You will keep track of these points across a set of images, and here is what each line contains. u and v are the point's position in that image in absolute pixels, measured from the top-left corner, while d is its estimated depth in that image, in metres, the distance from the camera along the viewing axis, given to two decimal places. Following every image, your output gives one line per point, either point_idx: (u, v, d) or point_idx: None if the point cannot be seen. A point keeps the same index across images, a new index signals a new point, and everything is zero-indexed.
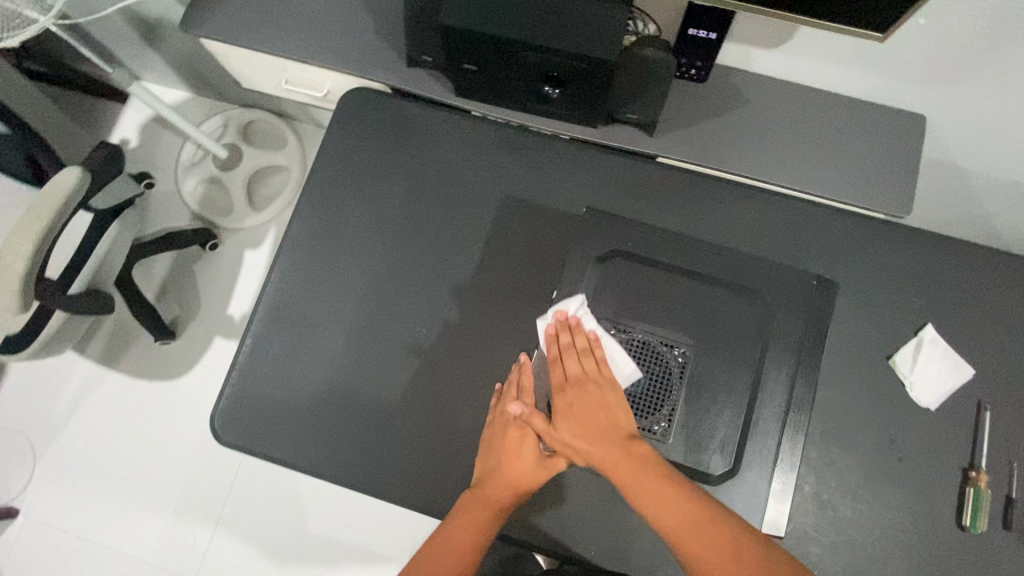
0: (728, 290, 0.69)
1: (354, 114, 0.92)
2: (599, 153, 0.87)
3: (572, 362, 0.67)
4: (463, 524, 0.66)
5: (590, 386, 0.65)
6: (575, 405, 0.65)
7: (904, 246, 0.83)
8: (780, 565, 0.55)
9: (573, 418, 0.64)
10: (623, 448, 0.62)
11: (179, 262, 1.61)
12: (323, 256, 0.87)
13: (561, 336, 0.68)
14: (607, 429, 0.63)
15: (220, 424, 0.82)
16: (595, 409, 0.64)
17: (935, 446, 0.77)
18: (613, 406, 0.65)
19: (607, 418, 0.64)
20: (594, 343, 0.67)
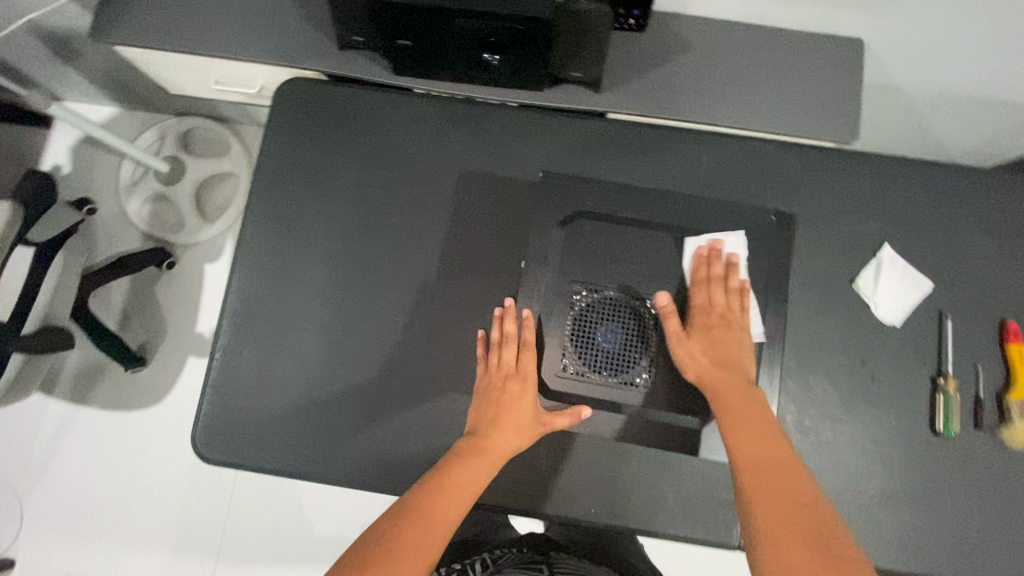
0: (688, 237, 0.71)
1: (284, 110, 0.89)
2: (548, 115, 0.86)
3: (720, 293, 0.68)
4: (468, 472, 0.64)
5: (730, 322, 0.67)
6: (712, 330, 0.67)
7: (855, 174, 0.84)
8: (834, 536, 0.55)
9: (706, 339, 0.67)
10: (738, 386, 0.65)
11: (138, 286, 1.55)
12: (281, 259, 0.85)
13: (715, 264, 0.68)
14: (729, 361, 0.66)
15: (203, 443, 0.80)
16: (731, 344, 0.67)
17: (901, 359, 0.80)
18: (739, 347, 0.67)
19: (735, 355, 0.67)
20: (743, 289, 0.69)
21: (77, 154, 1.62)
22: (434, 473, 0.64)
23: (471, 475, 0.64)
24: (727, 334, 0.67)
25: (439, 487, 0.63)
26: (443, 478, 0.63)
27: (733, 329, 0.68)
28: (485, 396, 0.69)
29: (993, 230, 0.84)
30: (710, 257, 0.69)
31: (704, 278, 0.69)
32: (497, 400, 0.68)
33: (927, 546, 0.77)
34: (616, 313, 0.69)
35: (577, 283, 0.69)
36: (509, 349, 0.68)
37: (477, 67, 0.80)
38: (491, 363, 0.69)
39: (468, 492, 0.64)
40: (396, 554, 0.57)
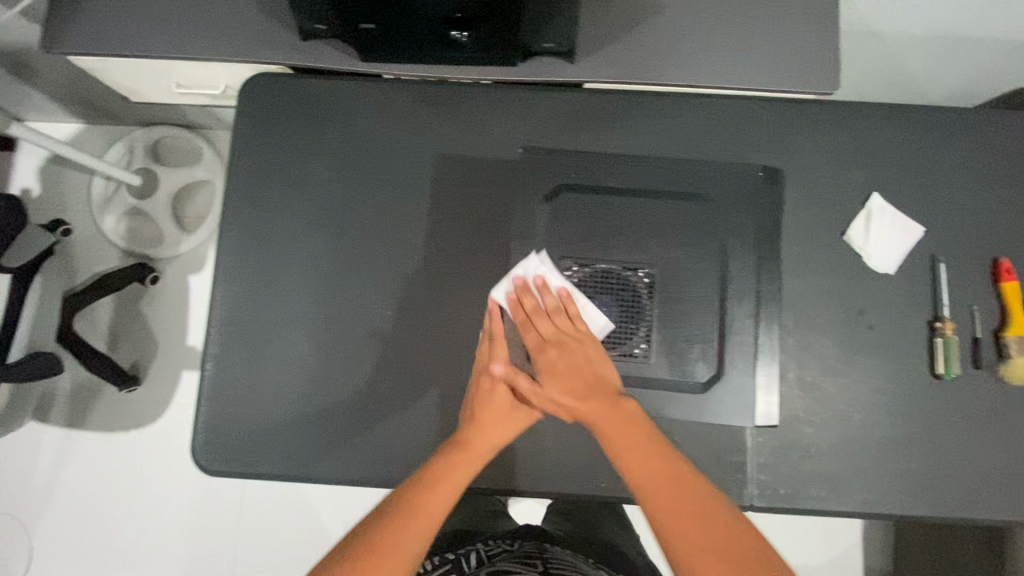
0: (675, 200, 0.66)
1: (251, 108, 0.86)
2: (524, 91, 0.83)
3: (547, 324, 0.62)
4: (446, 477, 0.59)
5: (569, 345, 0.62)
6: (556, 363, 0.62)
7: (839, 124, 0.83)
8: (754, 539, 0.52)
9: (556, 376, 0.61)
10: (607, 408, 0.59)
11: (123, 304, 1.52)
12: (263, 263, 0.83)
13: (525, 299, 0.63)
14: (586, 387, 0.61)
15: (203, 455, 0.79)
16: (577, 366, 0.61)
17: (898, 307, 0.80)
18: (591, 361, 0.62)
19: (589, 374, 0.61)
20: (565, 302, 0.63)
21: (45, 175, 1.57)
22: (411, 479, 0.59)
23: (449, 480, 0.59)
24: (568, 359, 0.61)
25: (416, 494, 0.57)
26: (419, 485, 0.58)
27: (578, 348, 0.62)
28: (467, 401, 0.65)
29: (980, 170, 0.83)
30: (520, 293, 0.64)
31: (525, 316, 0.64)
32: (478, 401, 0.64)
33: (935, 488, 0.77)
34: (604, 286, 0.65)
35: (567, 257, 0.65)
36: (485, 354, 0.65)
37: (445, 47, 0.77)
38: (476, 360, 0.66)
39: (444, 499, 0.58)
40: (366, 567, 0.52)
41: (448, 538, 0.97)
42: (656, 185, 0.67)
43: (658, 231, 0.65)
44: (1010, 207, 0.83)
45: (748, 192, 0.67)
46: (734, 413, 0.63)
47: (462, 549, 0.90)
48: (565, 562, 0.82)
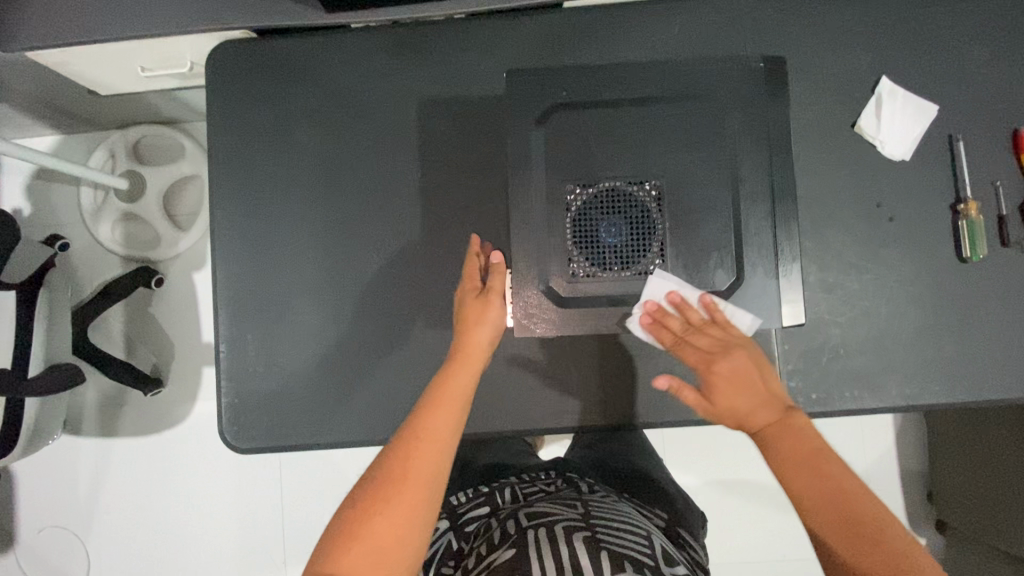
0: (674, 104, 0.62)
1: (225, 80, 0.82)
2: (501, 19, 0.79)
3: (702, 340, 0.59)
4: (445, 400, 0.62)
5: (732, 351, 0.58)
6: (726, 374, 0.58)
7: (838, 8, 0.78)
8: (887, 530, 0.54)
9: (734, 389, 0.58)
10: (777, 416, 0.58)
11: (134, 310, 1.52)
12: (260, 236, 0.81)
13: (671, 321, 0.60)
14: (759, 398, 0.58)
15: (231, 434, 0.79)
16: (749, 379, 0.58)
17: (918, 193, 0.77)
18: (758, 367, 0.59)
19: (761, 387, 0.59)
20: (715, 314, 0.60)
21: (32, 193, 1.55)
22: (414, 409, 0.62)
23: (449, 399, 0.62)
24: (733, 367, 0.58)
25: (423, 422, 0.61)
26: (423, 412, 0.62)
27: (741, 358, 0.58)
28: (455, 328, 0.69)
29: (994, 37, 0.78)
30: (663, 315, 0.60)
31: (679, 332, 0.60)
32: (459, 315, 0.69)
33: (970, 372, 0.76)
34: (611, 203, 0.62)
35: (569, 181, 0.62)
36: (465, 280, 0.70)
37: None
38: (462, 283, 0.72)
39: (444, 431, 0.61)
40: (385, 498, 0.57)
41: (476, 477, 0.96)
42: (652, 92, 0.63)
43: (658, 140, 0.62)
44: None
45: (751, 83, 0.62)
46: (758, 317, 0.62)
47: (497, 481, 0.91)
48: (608, 503, 0.77)
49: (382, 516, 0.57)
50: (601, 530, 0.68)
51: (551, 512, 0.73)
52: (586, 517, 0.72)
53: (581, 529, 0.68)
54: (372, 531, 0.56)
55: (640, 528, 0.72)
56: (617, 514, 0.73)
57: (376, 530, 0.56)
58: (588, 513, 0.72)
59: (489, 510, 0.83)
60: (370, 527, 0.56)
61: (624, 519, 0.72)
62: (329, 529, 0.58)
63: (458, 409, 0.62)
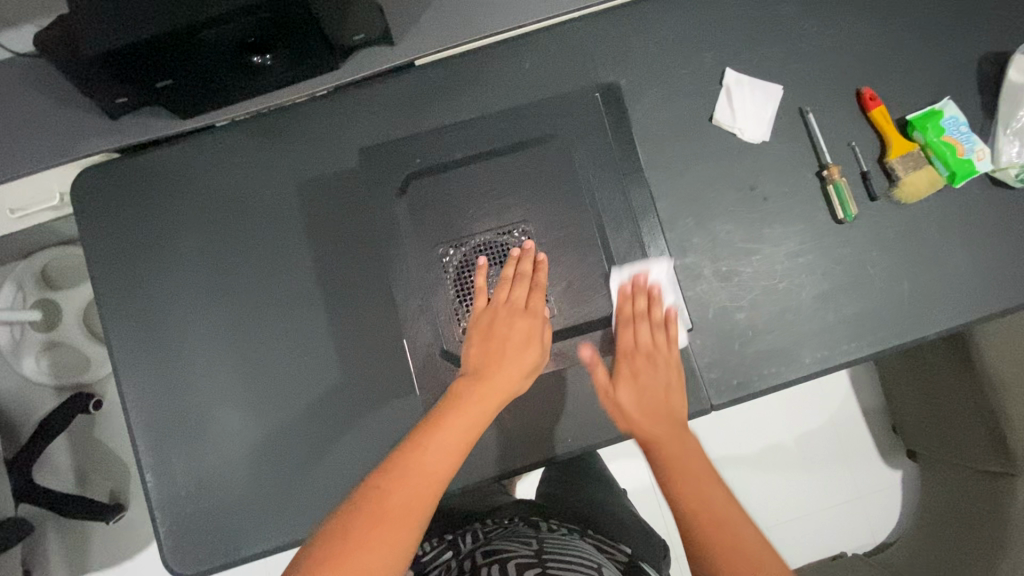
0: (509, 153, 0.74)
1: (96, 205, 0.81)
2: (358, 89, 0.80)
3: (644, 330, 0.70)
4: (468, 410, 0.63)
5: (657, 361, 0.69)
6: (640, 372, 0.69)
7: (671, 13, 0.82)
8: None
9: (633, 382, 0.69)
10: (670, 426, 0.67)
11: (77, 438, 1.46)
12: (165, 353, 0.79)
13: (637, 299, 0.71)
14: (658, 406, 0.68)
15: (173, 563, 0.76)
16: (659, 383, 0.69)
17: (785, 168, 0.81)
18: (670, 385, 0.69)
19: (664, 397, 0.69)
20: (668, 318, 0.70)
21: None
22: (421, 430, 0.61)
23: (473, 413, 0.63)
24: (651, 372, 0.69)
25: (443, 425, 0.61)
26: (446, 415, 0.62)
27: (664, 367, 0.70)
28: (475, 338, 0.68)
29: (818, 9, 0.84)
30: (633, 291, 0.71)
31: (628, 315, 0.71)
32: (496, 330, 0.68)
33: (873, 324, 0.80)
34: (484, 257, 0.72)
35: (442, 245, 0.72)
36: (522, 287, 0.69)
37: (254, 75, 0.73)
38: (498, 300, 0.69)
39: (464, 437, 0.61)
40: (374, 527, 0.54)
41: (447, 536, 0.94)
42: (484, 143, 0.74)
43: (502, 187, 0.73)
44: (854, 35, 0.84)
45: (579, 118, 0.74)
46: None
47: (462, 528, 0.89)
48: (562, 540, 0.78)
49: (369, 548, 0.53)
50: (553, 565, 0.69)
51: (507, 549, 0.74)
52: (540, 553, 0.72)
53: (533, 565, 0.69)
54: (360, 559, 0.53)
55: (592, 562, 0.72)
56: (570, 551, 0.74)
57: (361, 562, 0.53)
58: (541, 549, 0.73)
59: (450, 554, 0.82)
60: (351, 560, 0.52)
61: (576, 555, 0.73)
62: (306, 551, 0.54)
63: (478, 425, 0.62)
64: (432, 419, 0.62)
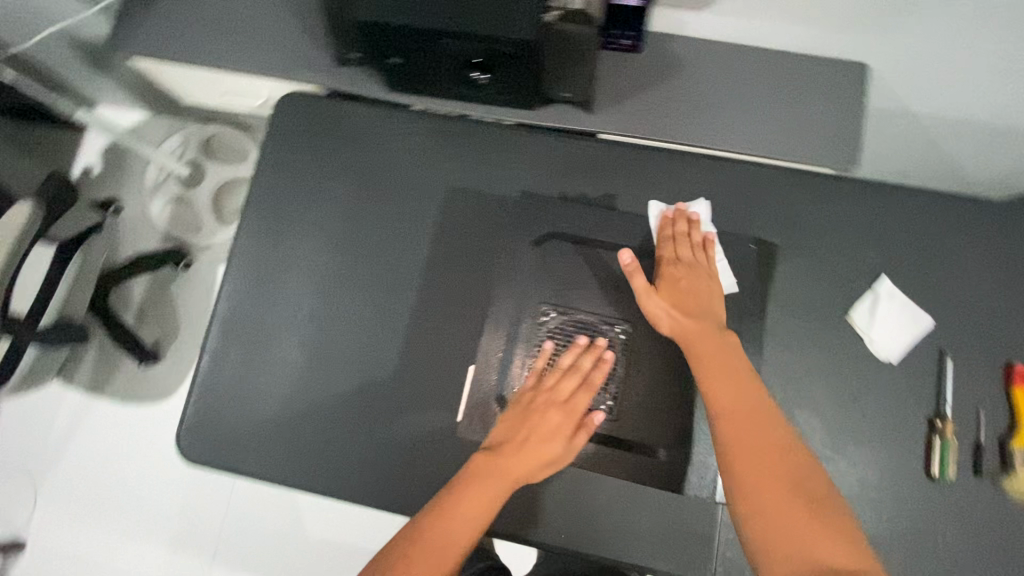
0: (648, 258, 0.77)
1: (290, 124, 0.91)
2: (543, 133, 0.86)
3: (685, 247, 0.75)
4: (484, 491, 0.65)
5: (698, 272, 0.73)
6: (679, 282, 0.72)
7: (852, 198, 0.82)
8: (795, 450, 0.62)
9: (675, 290, 0.72)
10: (709, 325, 0.69)
11: (157, 285, 1.60)
12: (274, 265, 0.87)
13: (679, 223, 0.77)
14: (699, 310, 0.71)
15: (184, 441, 0.82)
16: (700, 290, 0.72)
17: (897, 396, 0.77)
18: (709, 289, 0.72)
19: (704, 298, 0.71)
20: (708, 242, 0.76)
21: (107, 157, 1.67)
22: (436, 508, 0.64)
23: (484, 495, 0.65)
24: (688, 279, 0.73)
25: (458, 504, 0.64)
26: (462, 493, 0.64)
27: (704, 279, 0.73)
28: (510, 414, 0.70)
29: (1002, 262, 0.80)
30: (675, 217, 0.78)
31: (670, 234, 0.76)
32: (530, 416, 0.69)
33: None
34: (579, 333, 0.75)
35: (547, 306, 0.75)
36: (570, 381, 0.69)
37: (465, 84, 0.81)
38: (540, 390, 0.70)
39: (480, 517, 0.64)
40: None
41: None
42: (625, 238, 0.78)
43: (623, 282, 0.76)
44: None
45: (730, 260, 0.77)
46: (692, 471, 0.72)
47: None
48: None
49: None
50: None
51: None
52: None
53: None
54: None
55: None
56: None
57: None
58: None
59: None
60: None
61: None
62: None
63: (494, 506, 0.65)
64: (447, 495, 0.65)
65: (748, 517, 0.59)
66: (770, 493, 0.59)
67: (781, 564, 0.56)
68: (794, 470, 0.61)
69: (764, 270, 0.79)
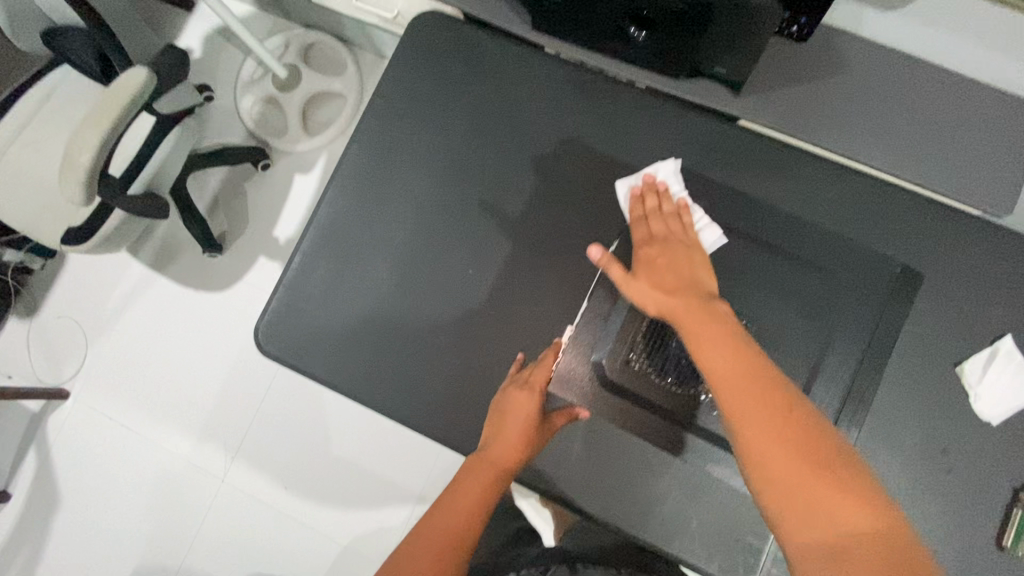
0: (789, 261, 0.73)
1: (422, 43, 0.88)
2: (681, 108, 0.82)
3: (657, 221, 0.69)
4: (477, 465, 0.72)
5: (672, 242, 0.66)
6: (656, 258, 0.64)
7: (993, 244, 0.77)
8: (803, 406, 0.52)
9: (651, 266, 0.63)
10: (695, 298, 0.59)
11: (231, 178, 1.60)
12: (380, 181, 0.86)
13: (647, 198, 0.72)
14: (684, 282, 0.62)
15: (264, 333, 0.84)
16: (679, 260, 0.64)
17: (988, 458, 0.73)
18: (688, 257, 0.64)
19: (687, 269, 0.63)
20: (680, 209, 0.71)
21: (207, 43, 1.66)
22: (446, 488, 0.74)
23: (479, 468, 0.72)
24: (666, 250, 0.65)
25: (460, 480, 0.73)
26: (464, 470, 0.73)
27: (681, 249, 0.65)
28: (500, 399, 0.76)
29: None
30: (643, 190, 0.73)
31: (641, 210, 0.71)
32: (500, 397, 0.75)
33: None
34: None
35: None
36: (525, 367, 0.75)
37: (618, 37, 0.76)
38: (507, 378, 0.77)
39: (479, 486, 0.71)
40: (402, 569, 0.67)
41: None
42: (760, 235, 0.74)
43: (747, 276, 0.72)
44: None
45: (875, 282, 0.72)
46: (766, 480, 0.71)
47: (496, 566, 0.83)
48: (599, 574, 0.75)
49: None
50: None
51: None
52: None
53: None
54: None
55: None
56: None
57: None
58: None
59: None
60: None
61: None
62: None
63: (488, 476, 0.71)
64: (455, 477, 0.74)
65: (773, 500, 0.49)
66: (792, 466, 0.49)
67: (810, 551, 0.47)
68: (819, 445, 0.50)
69: (901, 301, 0.74)
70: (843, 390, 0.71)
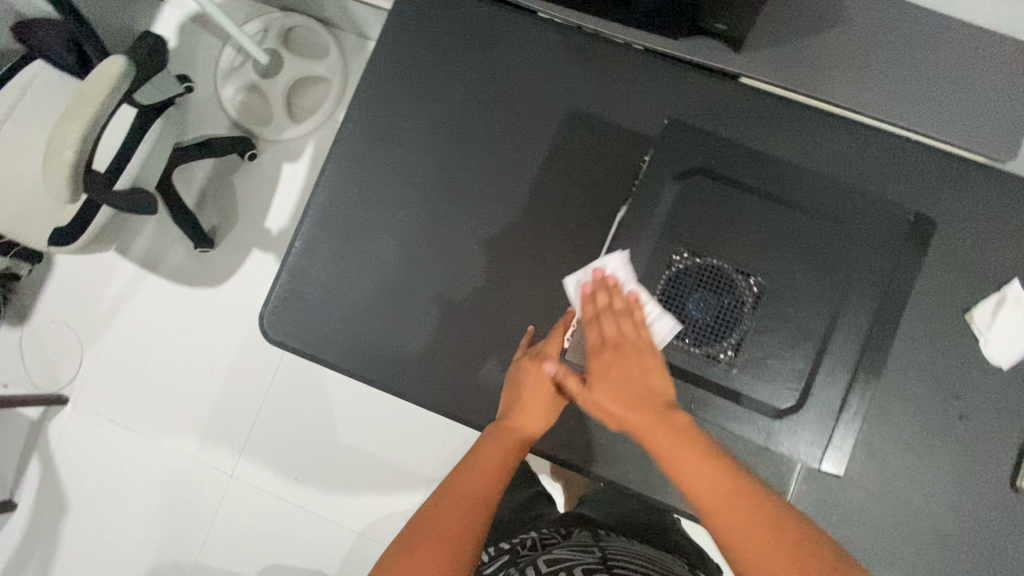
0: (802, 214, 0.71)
1: (412, 13, 0.86)
2: (681, 69, 0.80)
3: (610, 323, 0.66)
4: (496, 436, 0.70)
5: (626, 352, 0.64)
6: (611, 369, 0.64)
7: (999, 190, 0.76)
8: (775, 500, 0.56)
9: (606, 376, 0.65)
10: (653, 413, 0.62)
11: (218, 170, 1.57)
12: (377, 160, 0.84)
13: (598, 295, 0.68)
14: (641, 395, 0.63)
15: (269, 322, 0.82)
16: (633, 376, 0.64)
17: (1001, 402, 0.74)
18: (642, 370, 0.64)
19: (642, 385, 0.64)
20: (633, 305, 0.66)
21: (183, 31, 1.61)
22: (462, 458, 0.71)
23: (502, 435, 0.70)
24: (620, 360, 0.64)
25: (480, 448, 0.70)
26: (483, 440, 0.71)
27: (634, 357, 0.64)
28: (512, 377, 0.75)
29: None
30: (593, 289, 0.68)
31: (592, 313, 0.67)
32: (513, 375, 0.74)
33: None
34: (710, 278, 0.70)
35: (682, 245, 0.70)
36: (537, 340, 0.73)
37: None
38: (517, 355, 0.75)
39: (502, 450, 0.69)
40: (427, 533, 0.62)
41: None
42: (770, 190, 0.72)
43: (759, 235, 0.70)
44: None
45: (891, 231, 0.70)
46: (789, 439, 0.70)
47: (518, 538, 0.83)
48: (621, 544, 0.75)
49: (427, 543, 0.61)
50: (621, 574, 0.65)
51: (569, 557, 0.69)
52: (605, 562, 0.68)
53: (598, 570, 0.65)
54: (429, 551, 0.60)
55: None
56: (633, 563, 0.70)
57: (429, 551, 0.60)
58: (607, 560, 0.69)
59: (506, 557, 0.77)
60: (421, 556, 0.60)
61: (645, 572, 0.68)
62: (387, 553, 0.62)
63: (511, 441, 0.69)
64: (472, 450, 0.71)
65: None
66: (777, 562, 0.52)
67: None
68: (797, 534, 0.54)
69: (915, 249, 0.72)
70: (859, 344, 0.70)
